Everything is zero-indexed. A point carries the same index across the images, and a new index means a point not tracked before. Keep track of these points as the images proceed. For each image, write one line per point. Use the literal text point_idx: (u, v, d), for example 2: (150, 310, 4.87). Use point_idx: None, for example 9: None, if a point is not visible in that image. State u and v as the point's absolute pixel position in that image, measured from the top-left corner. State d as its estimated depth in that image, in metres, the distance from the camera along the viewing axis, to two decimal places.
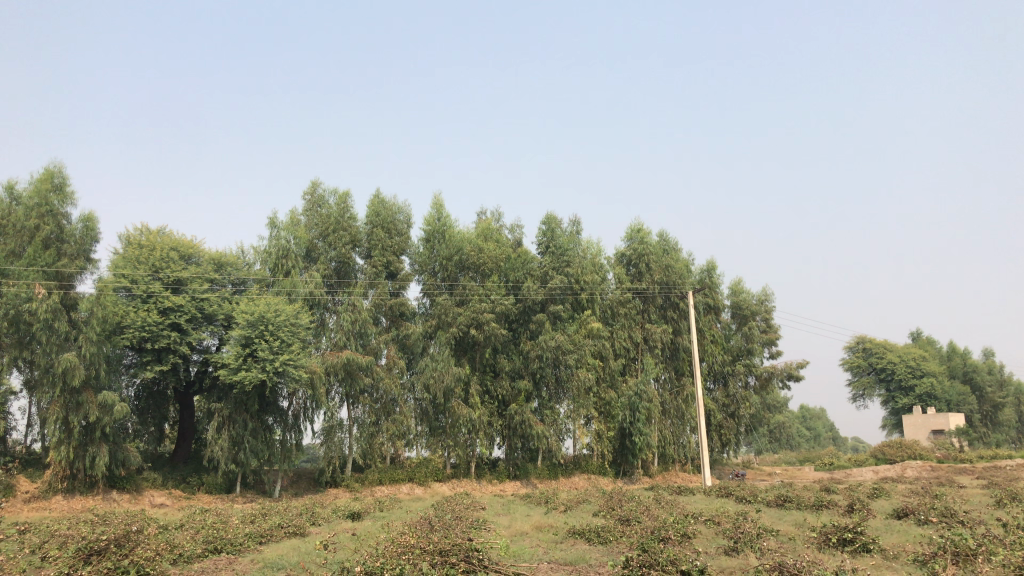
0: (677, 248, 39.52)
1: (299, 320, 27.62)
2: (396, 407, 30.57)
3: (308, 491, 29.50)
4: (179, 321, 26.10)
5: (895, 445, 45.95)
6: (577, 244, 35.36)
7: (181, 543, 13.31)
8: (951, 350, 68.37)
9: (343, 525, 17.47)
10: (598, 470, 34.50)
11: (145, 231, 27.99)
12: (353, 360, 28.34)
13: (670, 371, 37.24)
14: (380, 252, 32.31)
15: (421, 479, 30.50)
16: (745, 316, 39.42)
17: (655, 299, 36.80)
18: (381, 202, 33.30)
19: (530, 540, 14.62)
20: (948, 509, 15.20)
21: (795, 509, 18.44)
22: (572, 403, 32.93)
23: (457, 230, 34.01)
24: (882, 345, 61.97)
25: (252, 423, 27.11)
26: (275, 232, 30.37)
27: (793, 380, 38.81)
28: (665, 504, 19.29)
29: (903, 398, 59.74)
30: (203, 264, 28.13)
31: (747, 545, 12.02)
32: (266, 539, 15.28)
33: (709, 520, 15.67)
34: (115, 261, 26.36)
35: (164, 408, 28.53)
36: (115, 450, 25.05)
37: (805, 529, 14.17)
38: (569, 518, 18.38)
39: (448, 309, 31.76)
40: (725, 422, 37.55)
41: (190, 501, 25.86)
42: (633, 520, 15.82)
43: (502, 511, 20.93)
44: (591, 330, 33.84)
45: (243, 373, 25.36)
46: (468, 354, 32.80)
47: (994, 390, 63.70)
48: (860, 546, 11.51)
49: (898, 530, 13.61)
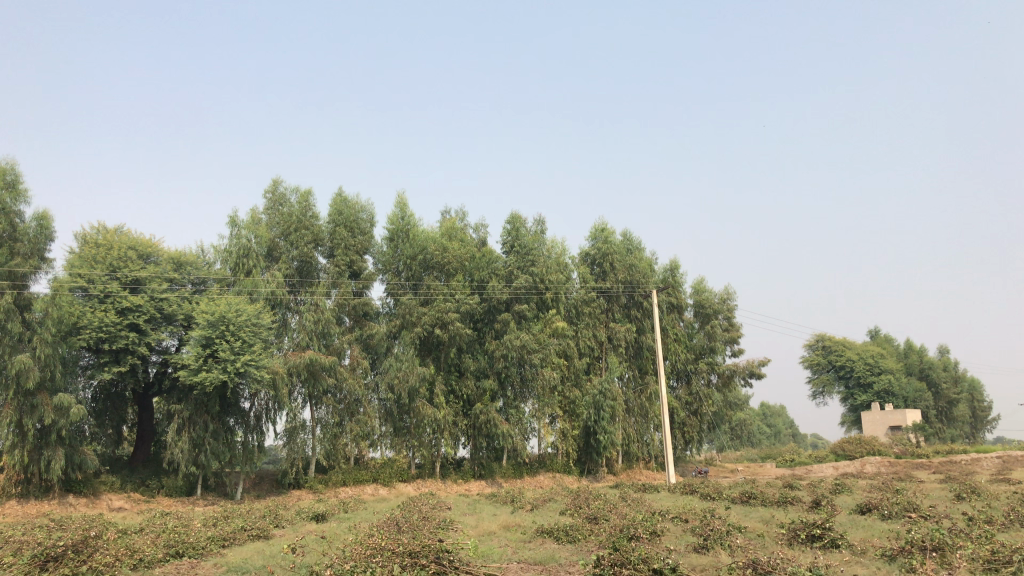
0: (641, 248, 39.71)
1: (260, 320, 27.21)
2: (360, 407, 30.33)
3: (270, 493, 29.11)
4: (137, 321, 25.58)
5: (854, 441, 46.64)
6: (541, 243, 35.32)
7: (142, 548, 12.98)
8: (908, 348, 69.59)
9: (308, 527, 17.25)
10: (563, 468, 34.55)
11: (101, 230, 27.37)
12: (315, 360, 28.00)
13: (633, 370, 37.31)
14: (343, 251, 32.00)
15: (385, 480, 30.36)
16: (707, 315, 39.73)
17: (619, 298, 36.94)
18: (344, 201, 32.94)
19: (498, 540, 14.52)
20: (910, 504, 15.40)
21: (760, 505, 18.59)
22: (536, 402, 32.96)
23: (421, 229, 33.73)
24: (841, 343, 62.95)
25: (212, 425, 26.66)
26: (236, 231, 29.97)
27: (755, 377, 39.19)
28: (632, 502, 19.31)
29: (861, 395, 60.69)
30: (163, 263, 27.57)
31: (717, 543, 12.03)
32: (229, 542, 14.99)
33: (676, 517, 15.70)
34: (71, 261, 25.75)
35: (122, 410, 27.90)
36: (71, 454, 24.44)
37: (772, 525, 14.25)
38: (536, 517, 18.30)
39: (411, 309, 31.76)
40: (688, 420, 37.86)
41: (150, 504, 25.37)
42: (600, 518, 15.77)
43: (468, 510, 20.84)
44: (556, 329, 33.82)
45: (203, 375, 24.92)
46: (433, 354, 32.53)
47: (949, 386, 64.99)
48: (829, 542, 11.61)
49: (864, 526, 13.75)
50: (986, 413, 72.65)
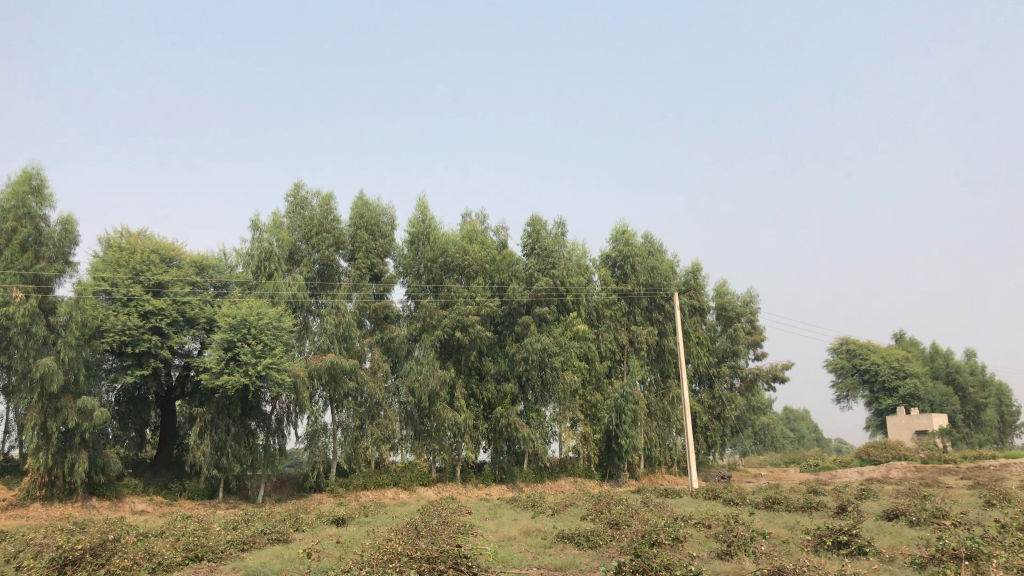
0: (662, 250, 39.44)
1: (281, 323, 27.26)
2: (380, 410, 30.17)
3: (291, 496, 29.13)
4: (159, 325, 25.67)
5: (880, 446, 46.03)
6: (562, 246, 35.18)
7: (160, 551, 12.93)
8: (934, 351, 68.68)
9: (327, 531, 17.19)
10: (584, 473, 34.32)
11: (125, 234, 27.52)
12: (336, 363, 27.99)
13: (655, 374, 37.03)
14: (364, 255, 32.01)
15: (406, 484, 30.25)
16: (730, 318, 39.35)
17: (640, 301, 36.72)
18: (364, 204, 33.00)
19: (518, 546, 14.39)
20: (938, 510, 15.09)
21: (784, 511, 18.32)
22: (558, 406, 32.68)
23: (442, 232, 33.74)
24: (865, 346, 62.31)
25: (234, 428, 26.72)
26: (257, 235, 30.03)
27: (778, 381, 38.77)
28: (653, 507, 19.10)
29: (886, 399, 59.97)
30: (185, 267, 27.67)
31: (741, 549, 11.80)
32: (249, 546, 14.95)
33: (699, 523, 15.46)
34: (94, 265, 25.94)
35: (145, 413, 28.05)
36: (95, 456, 24.57)
37: (797, 532, 14.00)
38: (557, 522, 18.15)
39: (432, 312, 31.52)
40: (711, 424, 37.50)
41: (172, 507, 25.47)
42: (621, 524, 15.60)
43: (488, 515, 20.70)
44: (576, 332, 33.57)
45: (224, 378, 24.99)
46: (453, 357, 32.52)
47: (976, 390, 64.09)
48: (856, 549, 11.36)
49: (891, 532, 13.47)
50: (1014, 418, 71.51)
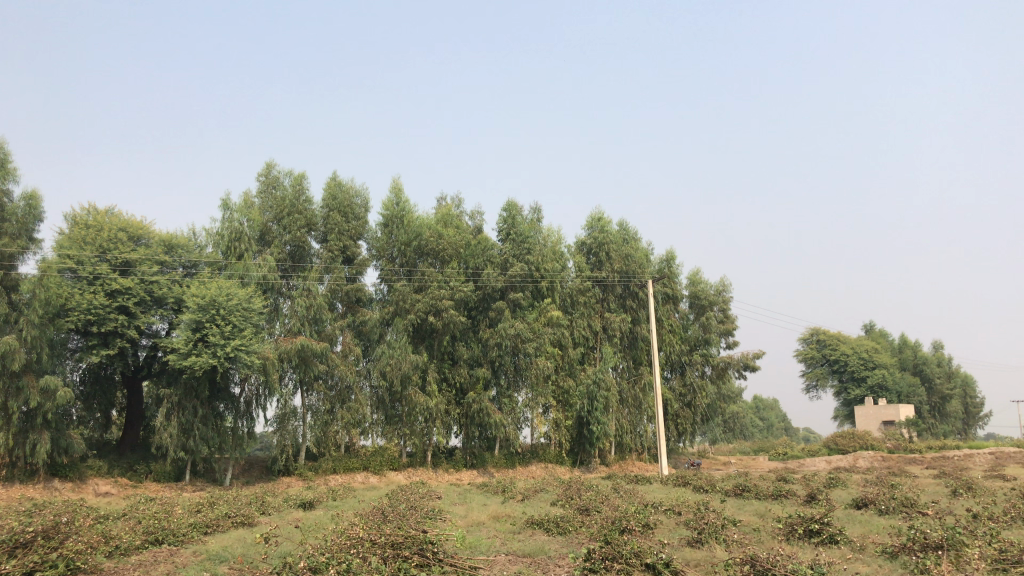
0: (637, 238, 39.33)
1: (251, 304, 26.74)
2: (351, 394, 29.84)
3: (259, 479, 28.78)
4: (126, 304, 25.17)
5: (847, 436, 46.47)
6: (537, 232, 34.92)
7: (118, 534, 12.59)
8: (902, 343, 69.47)
9: (293, 515, 16.92)
10: (555, 459, 34.28)
11: (92, 211, 26.80)
12: (307, 346, 27.59)
13: (628, 361, 36.99)
14: (337, 237, 31.57)
15: (376, 468, 30.05)
16: (702, 307, 39.40)
17: (614, 288, 36.57)
18: (338, 185, 32.52)
19: (486, 531, 14.20)
20: (907, 499, 15.12)
21: (753, 498, 18.35)
22: (530, 392, 32.53)
23: (416, 215, 33.32)
24: (835, 337, 62.91)
25: (202, 410, 26.28)
26: (228, 214, 29.49)
27: (749, 369, 38.91)
28: (624, 493, 19.07)
29: (854, 390, 60.56)
30: (154, 246, 27.07)
31: (712, 536, 11.68)
32: (211, 530, 14.63)
33: (669, 509, 15.44)
34: (59, 242, 25.26)
35: (111, 394, 27.47)
36: (58, 438, 24.04)
37: (767, 519, 14.02)
38: (527, 507, 18.06)
39: (405, 296, 31.20)
40: (682, 412, 37.54)
41: (137, 489, 25.06)
42: (591, 510, 15.49)
43: (457, 499, 20.55)
44: (550, 318, 33.37)
45: (192, 359, 24.55)
46: (426, 341, 32.20)
47: (942, 382, 64.97)
48: (827, 538, 11.29)
49: (860, 521, 13.48)
50: (978, 410, 72.62)
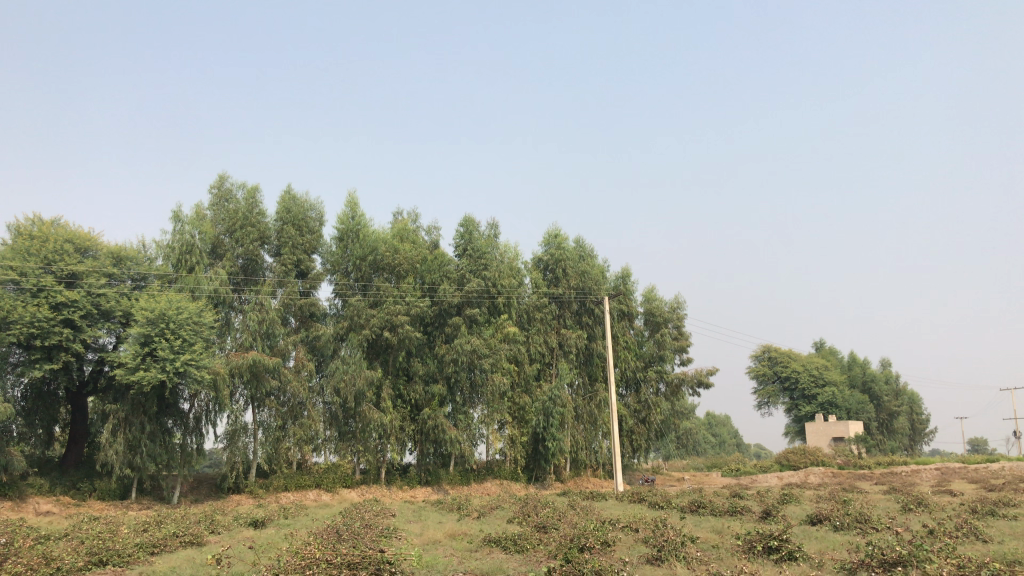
0: (593, 255, 39.44)
1: (202, 318, 26.16)
2: (304, 410, 29.25)
3: (208, 497, 28.10)
4: (72, 317, 24.47)
5: (798, 452, 47.03)
6: (494, 247, 34.84)
7: (60, 556, 12.10)
8: (851, 360, 70.70)
9: (243, 534, 16.49)
10: (510, 475, 34.00)
11: (37, 222, 26.03)
12: (259, 361, 27.08)
13: (583, 377, 37.01)
14: (290, 250, 31.15)
15: (328, 485, 29.57)
16: (657, 324, 39.64)
17: (570, 304, 36.58)
18: (292, 199, 32.12)
19: (443, 549, 14.00)
20: (861, 515, 15.28)
21: (710, 515, 18.40)
22: (486, 408, 32.43)
23: (372, 229, 33.01)
24: (786, 354, 63.81)
25: (150, 426, 25.61)
26: (179, 227, 28.98)
27: (703, 386, 39.22)
28: (581, 510, 18.98)
29: (805, 406, 61.40)
30: (102, 258, 26.36)
31: (672, 554, 11.62)
32: (159, 549, 14.19)
33: (627, 526, 15.36)
34: (2, 253, 24.50)
35: (54, 410, 26.63)
36: None
37: (725, 536, 14.02)
38: (483, 525, 17.86)
39: (360, 311, 31.02)
40: (637, 428, 37.59)
41: (80, 508, 24.27)
42: (549, 527, 15.36)
43: (412, 517, 20.27)
44: (507, 334, 33.30)
45: (140, 374, 23.94)
46: (381, 357, 31.75)
47: (890, 399, 66.24)
48: (786, 554, 11.31)
49: (817, 537, 13.55)
50: (924, 426, 74.22)
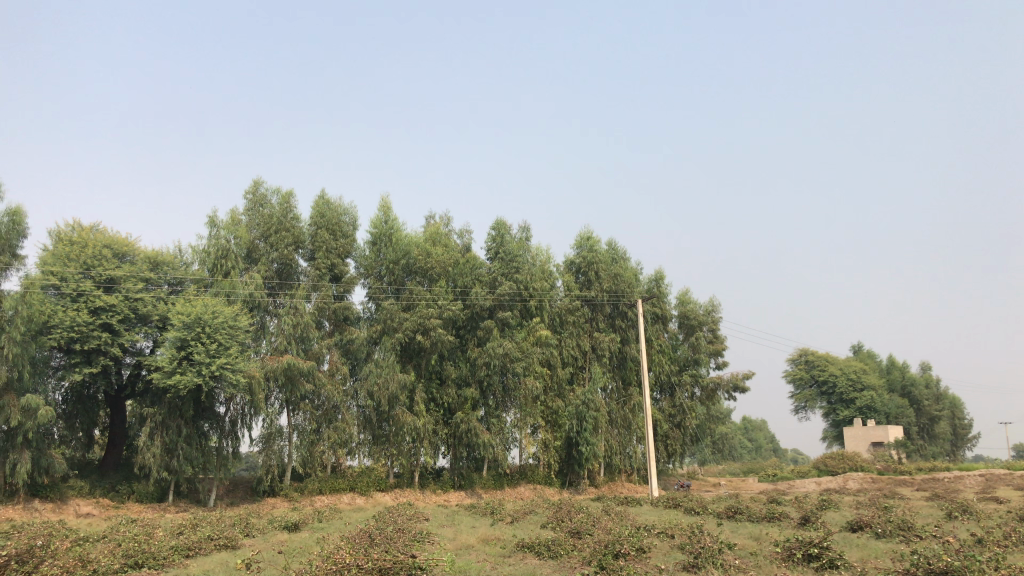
0: (627, 258, 39.17)
1: (238, 322, 26.37)
2: (338, 413, 29.41)
3: (244, 500, 28.30)
4: (110, 321, 24.76)
5: (837, 457, 46.29)
6: (526, 250, 34.70)
7: (96, 558, 12.19)
8: (890, 364, 69.50)
9: (277, 537, 16.55)
10: (543, 480, 33.85)
11: (76, 228, 26.41)
12: (293, 365, 27.20)
13: (617, 381, 36.74)
14: (324, 254, 31.28)
15: (362, 489, 29.64)
16: (692, 327, 39.21)
17: (603, 307, 36.40)
18: (326, 203, 32.30)
19: (476, 555, 13.90)
20: (904, 522, 14.90)
21: (746, 521, 18.12)
22: (518, 412, 32.31)
23: (405, 233, 33.09)
24: (824, 358, 62.83)
25: (186, 430, 25.84)
26: (215, 232, 29.22)
27: (739, 390, 38.75)
28: (615, 515, 18.78)
29: (843, 411, 60.42)
30: (139, 263, 26.69)
31: (709, 561, 11.38)
32: (194, 553, 14.25)
33: (662, 532, 15.15)
34: (43, 258, 24.87)
35: (94, 413, 26.99)
36: (38, 457, 23.55)
37: (764, 543, 13.75)
38: (517, 530, 17.73)
39: (393, 314, 30.90)
40: (671, 433, 37.24)
41: (119, 510, 24.56)
42: (583, 533, 15.20)
43: (446, 522, 20.20)
44: (539, 337, 33.14)
45: (177, 378, 24.16)
46: (414, 361, 31.87)
47: (931, 403, 64.98)
48: (827, 562, 11.03)
49: (859, 545, 13.23)
50: (966, 431, 72.73)
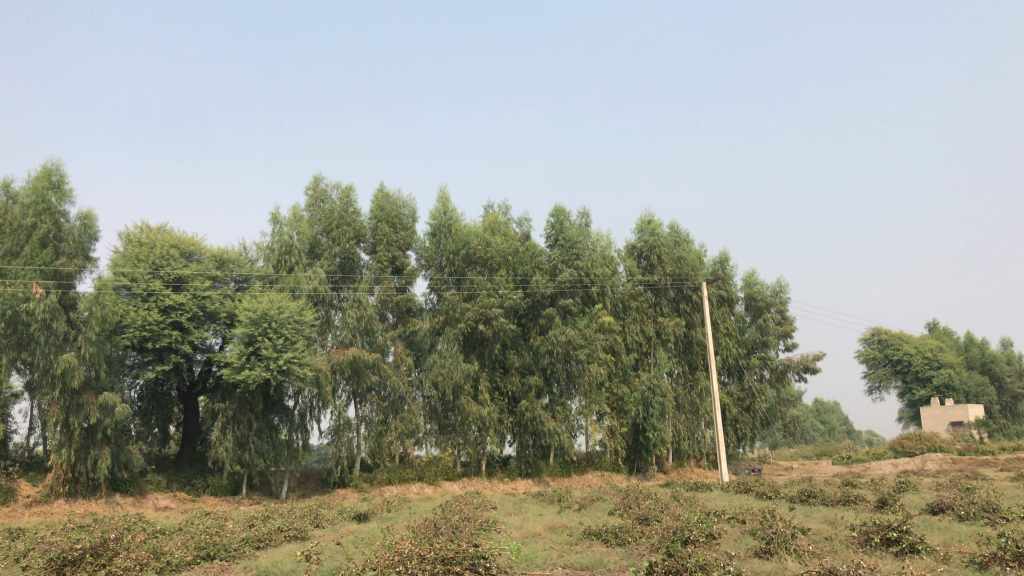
0: (689, 240, 38.54)
1: (303, 317, 26.77)
2: (404, 404, 29.62)
3: (315, 492, 28.72)
4: (180, 320, 25.25)
5: (914, 438, 44.90)
6: (586, 237, 34.38)
7: (169, 550, 12.42)
8: (968, 341, 67.15)
9: (346, 528, 16.69)
10: (611, 467, 33.60)
11: (145, 229, 27.07)
12: (359, 357, 27.43)
13: (683, 365, 36.21)
14: (386, 247, 31.42)
15: (431, 478, 29.78)
16: (759, 308, 38.40)
17: (667, 291, 35.93)
18: (385, 197, 32.45)
19: (542, 543, 13.78)
20: (989, 503, 14.25)
21: (820, 505, 17.61)
22: (584, 399, 32.03)
23: (464, 224, 33.05)
24: (898, 336, 60.88)
25: (257, 423, 26.29)
26: (277, 228, 29.57)
27: (810, 371, 37.78)
28: (684, 501, 18.42)
29: (919, 390, 58.53)
30: (205, 261, 27.23)
31: (781, 547, 11.02)
32: (264, 544, 14.43)
33: (733, 518, 14.78)
34: (114, 260, 25.55)
35: (168, 410, 27.68)
36: (117, 453, 24.24)
37: (839, 527, 13.30)
38: (584, 517, 17.55)
39: (455, 305, 30.96)
40: (740, 417, 36.53)
41: (195, 503, 25.16)
42: (652, 519, 14.94)
43: (513, 510, 20.13)
44: (602, 324, 32.82)
45: (246, 372, 24.51)
46: (477, 350, 31.88)
47: (1013, 379, 62.57)
48: (907, 547, 10.58)
49: (941, 528, 12.70)
50: None
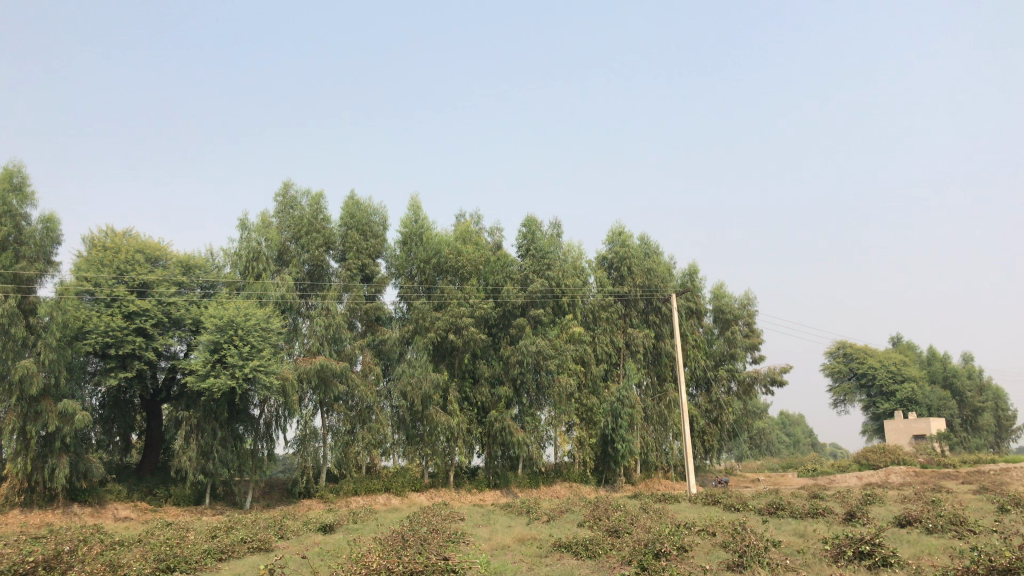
0: (659, 252, 38.66)
1: (270, 324, 26.32)
2: (372, 414, 29.30)
3: (279, 502, 28.26)
4: (144, 326, 24.76)
5: (878, 451, 45.34)
6: (557, 247, 34.34)
7: (127, 562, 12.04)
8: (931, 355, 68.11)
9: (312, 539, 16.38)
10: (579, 478, 33.46)
11: (110, 233, 26.59)
12: (326, 366, 27.05)
13: (652, 377, 36.27)
14: (355, 255, 31.15)
15: (398, 489, 29.49)
16: (727, 321, 38.62)
17: (637, 303, 35.81)
18: (356, 204, 32.16)
19: (511, 555, 13.61)
20: (956, 516, 14.34)
21: (789, 517, 17.62)
22: (553, 410, 31.97)
23: (435, 232, 32.85)
24: (863, 350, 61.53)
25: (221, 432, 25.83)
26: (245, 234, 29.15)
27: (777, 384, 38.02)
28: (653, 513, 18.33)
29: (883, 404, 59.12)
30: (172, 267, 26.84)
31: (754, 560, 10.95)
32: (227, 556, 14.10)
33: (703, 530, 14.74)
34: (77, 264, 24.98)
35: (130, 417, 27.11)
36: (76, 461, 23.63)
37: (809, 540, 13.28)
38: (553, 529, 17.40)
39: (425, 314, 30.72)
40: (708, 428, 36.57)
41: (157, 513, 24.60)
42: (621, 531, 14.83)
43: (481, 521, 19.91)
44: (572, 334, 32.72)
45: (210, 380, 24.10)
46: (446, 360, 31.58)
47: (974, 394, 63.55)
48: (879, 560, 10.57)
49: (909, 541, 12.74)
50: (1010, 423, 70.92)
